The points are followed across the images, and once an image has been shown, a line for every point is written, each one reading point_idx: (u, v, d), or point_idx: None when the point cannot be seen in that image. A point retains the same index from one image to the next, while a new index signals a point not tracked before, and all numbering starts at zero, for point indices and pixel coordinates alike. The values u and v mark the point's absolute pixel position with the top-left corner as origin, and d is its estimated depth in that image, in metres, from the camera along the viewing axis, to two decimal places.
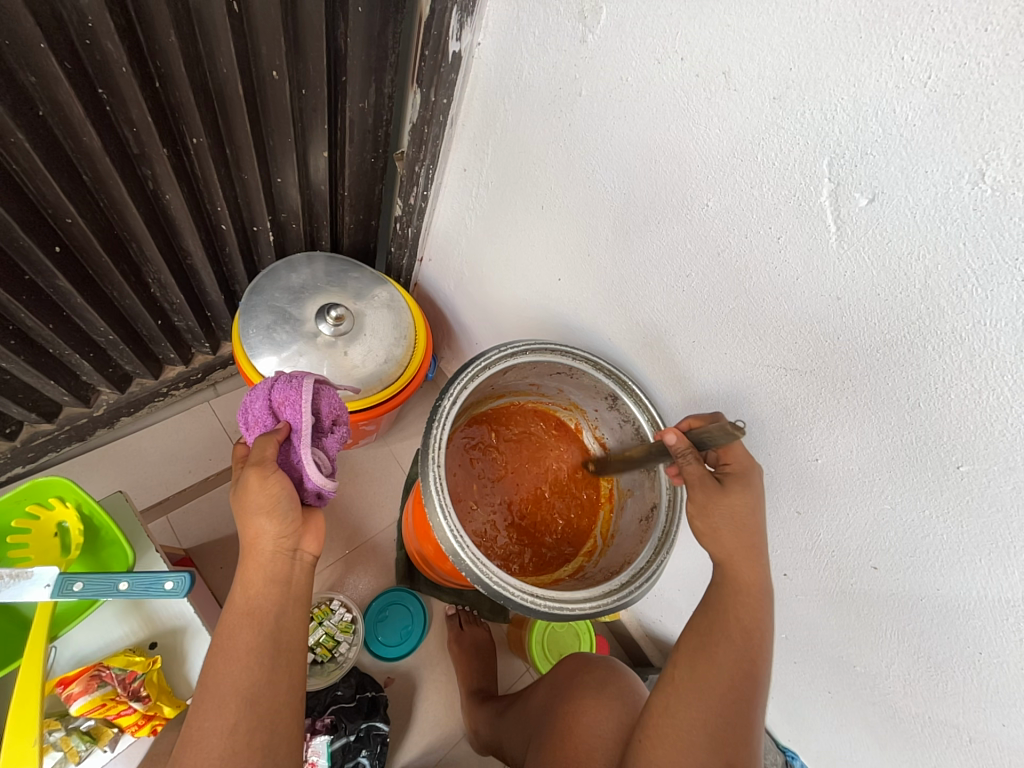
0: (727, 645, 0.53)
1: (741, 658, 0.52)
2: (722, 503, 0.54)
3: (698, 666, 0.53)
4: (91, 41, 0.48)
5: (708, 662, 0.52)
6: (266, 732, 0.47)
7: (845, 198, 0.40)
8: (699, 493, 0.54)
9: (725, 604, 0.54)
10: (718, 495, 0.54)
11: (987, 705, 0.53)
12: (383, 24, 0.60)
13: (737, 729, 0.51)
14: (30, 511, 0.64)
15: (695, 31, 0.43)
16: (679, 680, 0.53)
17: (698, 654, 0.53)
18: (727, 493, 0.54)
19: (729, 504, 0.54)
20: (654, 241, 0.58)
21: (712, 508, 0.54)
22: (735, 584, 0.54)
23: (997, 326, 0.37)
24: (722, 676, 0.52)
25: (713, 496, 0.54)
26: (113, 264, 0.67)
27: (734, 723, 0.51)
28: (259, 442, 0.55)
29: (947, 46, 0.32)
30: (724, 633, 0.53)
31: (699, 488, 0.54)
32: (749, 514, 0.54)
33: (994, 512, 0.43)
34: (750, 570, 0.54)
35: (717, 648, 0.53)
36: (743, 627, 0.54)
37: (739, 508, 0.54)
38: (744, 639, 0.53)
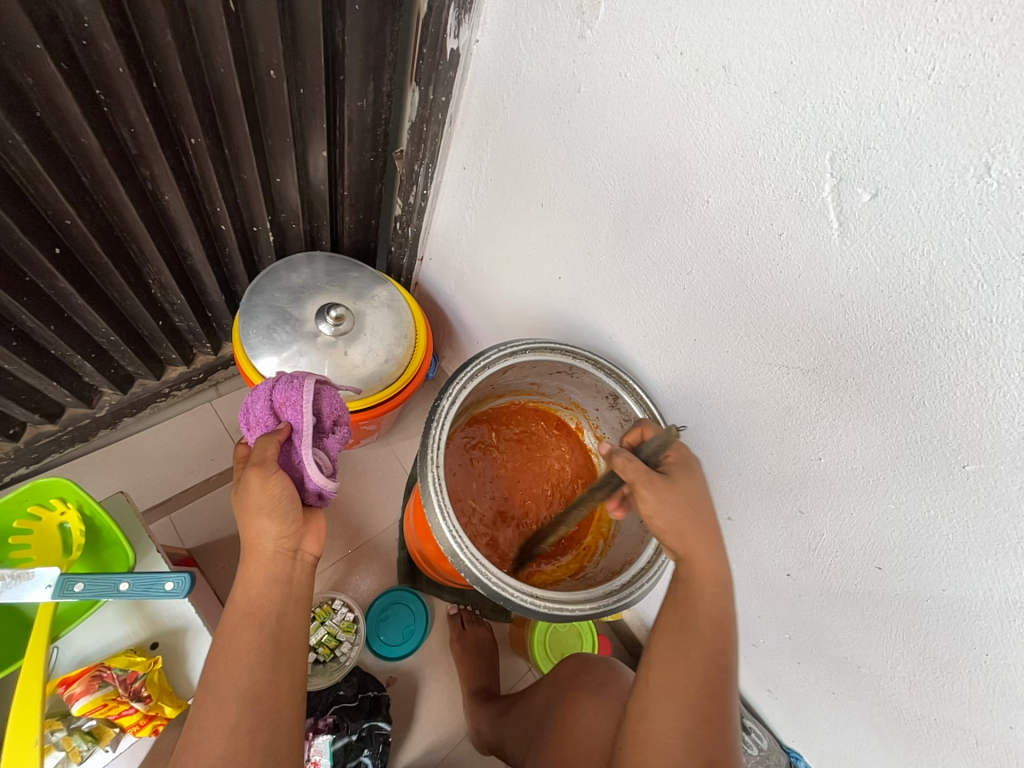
0: (698, 641, 0.52)
1: (713, 652, 0.51)
2: (673, 492, 0.54)
3: (671, 667, 0.51)
4: (88, 41, 0.48)
5: (680, 660, 0.51)
6: (267, 732, 0.47)
7: (848, 193, 0.40)
8: (649, 492, 0.53)
9: (690, 594, 0.53)
10: (668, 486, 0.54)
11: (993, 706, 0.52)
12: (381, 21, 0.59)
13: (714, 726, 0.50)
14: (32, 511, 0.65)
15: (695, 25, 0.42)
16: (654, 684, 0.51)
17: (670, 654, 0.52)
18: (675, 481, 0.54)
19: (679, 492, 0.54)
20: (655, 238, 0.57)
21: (666, 499, 0.53)
22: (700, 577, 0.53)
23: (1004, 323, 0.36)
24: (696, 673, 0.51)
25: (663, 488, 0.53)
26: (113, 265, 0.67)
27: (711, 720, 0.50)
28: (260, 442, 0.55)
29: (951, 37, 0.31)
30: (695, 628, 0.52)
31: (647, 486, 0.53)
32: (696, 497, 0.54)
33: (1000, 511, 0.43)
34: (710, 559, 0.53)
35: (690, 643, 0.52)
36: (712, 620, 0.52)
37: (689, 492, 0.54)
38: (713, 633, 0.52)
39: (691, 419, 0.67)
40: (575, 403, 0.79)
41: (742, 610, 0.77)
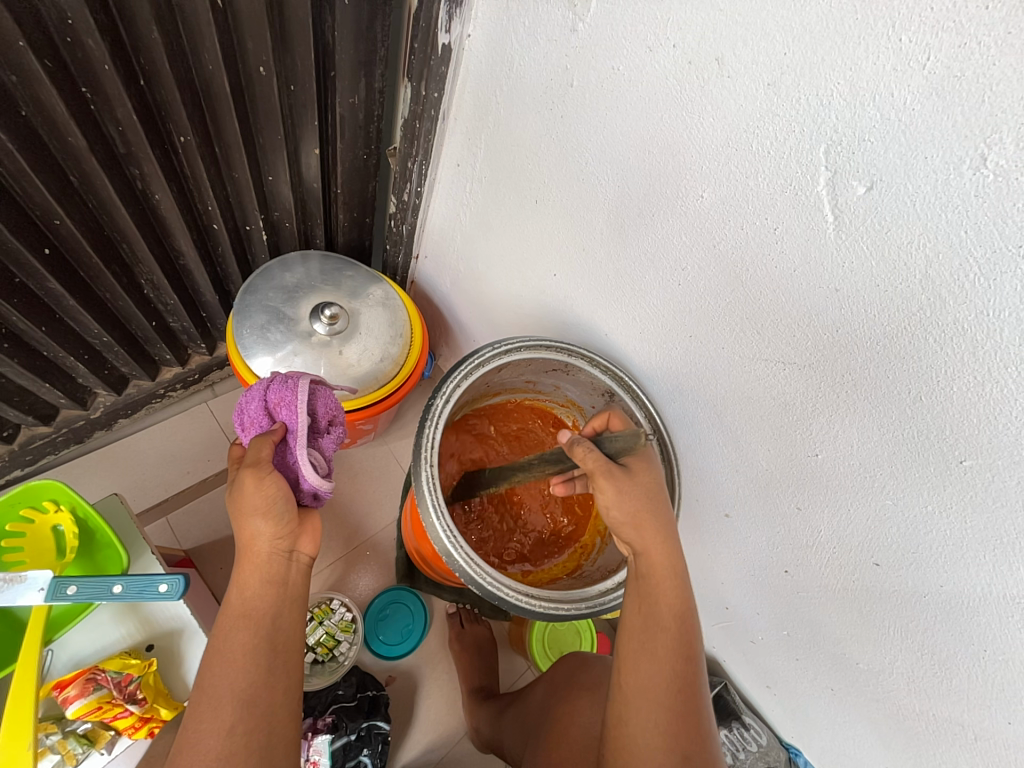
0: (663, 637, 0.51)
1: (680, 646, 0.51)
2: (631, 483, 0.54)
3: (640, 665, 0.51)
4: (72, 39, 0.47)
5: (649, 658, 0.51)
6: (263, 734, 0.46)
7: (843, 186, 0.39)
8: (609, 483, 0.53)
9: (649, 588, 0.53)
10: (628, 477, 0.54)
11: (992, 702, 0.52)
12: (371, 16, 0.59)
13: (689, 721, 0.49)
14: (24, 515, 0.65)
15: (688, 16, 0.41)
16: (626, 686, 0.51)
17: (639, 654, 0.51)
18: (633, 473, 0.55)
19: (639, 484, 0.54)
20: (648, 234, 0.57)
21: (626, 490, 0.53)
22: (655, 572, 0.54)
23: (1000, 316, 0.36)
24: (665, 669, 0.50)
25: (623, 480, 0.54)
26: (104, 266, 0.67)
27: (686, 715, 0.49)
28: (254, 443, 0.55)
29: (946, 26, 0.31)
30: (659, 623, 0.52)
31: (607, 477, 0.53)
32: (655, 488, 0.55)
33: (998, 507, 0.42)
34: (663, 552, 0.54)
35: (656, 640, 0.51)
36: (673, 612, 0.52)
37: (648, 483, 0.55)
38: (677, 626, 0.52)
39: (688, 415, 0.66)
40: (571, 400, 0.79)
41: (740, 607, 0.76)
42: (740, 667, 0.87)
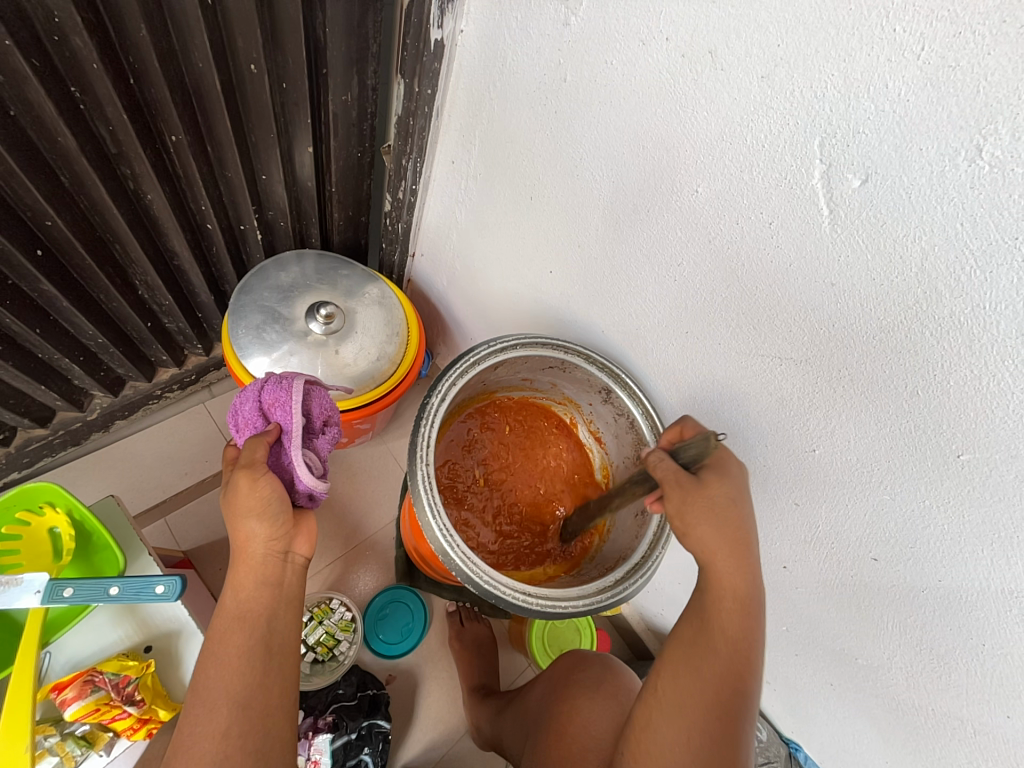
0: (712, 659, 0.50)
1: (729, 673, 0.49)
2: (700, 499, 0.52)
3: (682, 680, 0.50)
4: (59, 37, 0.47)
5: (692, 676, 0.50)
6: (258, 736, 0.46)
7: (838, 179, 0.39)
8: (675, 493, 0.52)
9: (710, 610, 0.52)
10: (699, 491, 0.52)
11: (992, 696, 0.52)
12: (363, 12, 0.58)
13: (722, 750, 0.48)
14: (20, 517, 0.65)
15: (679, 10, 0.41)
16: (661, 695, 0.51)
17: (682, 667, 0.51)
18: (705, 486, 0.52)
19: (710, 499, 0.52)
20: (644, 230, 0.56)
21: (692, 504, 0.51)
22: (720, 592, 0.51)
23: (997, 309, 0.35)
24: (706, 693, 0.49)
25: (693, 493, 0.52)
26: (97, 266, 0.66)
27: (720, 745, 0.48)
28: (248, 443, 0.54)
29: (940, 15, 0.30)
30: (709, 645, 0.50)
31: (675, 486, 0.53)
32: (728, 508, 0.52)
33: (995, 501, 0.42)
34: (732, 574, 0.51)
35: (703, 659, 0.50)
36: (730, 641, 0.50)
37: (719, 501, 0.52)
38: (731, 653, 0.50)
39: (687, 413, 0.66)
40: (569, 398, 0.78)
41: None
42: None
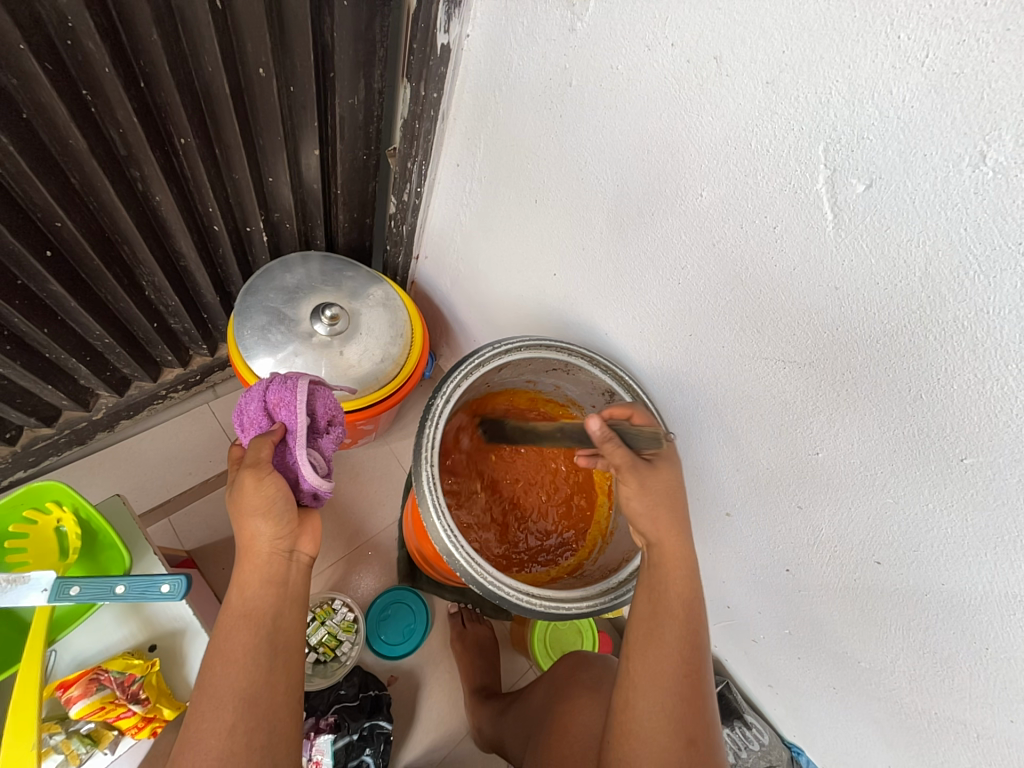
0: (670, 625, 0.53)
1: (686, 633, 0.53)
2: (655, 482, 0.55)
3: (649, 653, 0.52)
4: (72, 42, 0.47)
5: (658, 647, 0.52)
6: (264, 734, 0.46)
7: (842, 185, 0.39)
8: (632, 478, 0.54)
9: (660, 579, 0.55)
10: (651, 473, 0.55)
11: (995, 700, 0.52)
12: (370, 16, 0.59)
13: (693, 705, 0.51)
14: (27, 516, 0.65)
15: (686, 15, 0.42)
16: (635, 671, 0.53)
17: (648, 642, 0.53)
18: (657, 470, 0.55)
19: (661, 481, 0.55)
20: (648, 233, 0.57)
21: (649, 486, 0.54)
22: (669, 560, 0.55)
23: (1000, 314, 0.36)
24: (672, 655, 0.52)
25: (647, 475, 0.55)
26: (105, 267, 0.67)
27: (690, 700, 0.51)
28: (254, 443, 0.55)
29: (944, 23, 0.31)
30: (666, 611, 0.54)
31: (631, 471, 0.54)
32: (676, 489, 0.56)
33: (999, 505, 0.42)
34: (677, 544, 0.56)
35: (663, 626, 0.53)
36: (681, 599, 0.54)
37: (670, 483, 0.56)
38: (683, 613, 0.54)
39: (689, 413, 0.66)
40: (571, 399, 0.79)
41: (742, 607, 0.76)
42: (742, 666, 0.87)
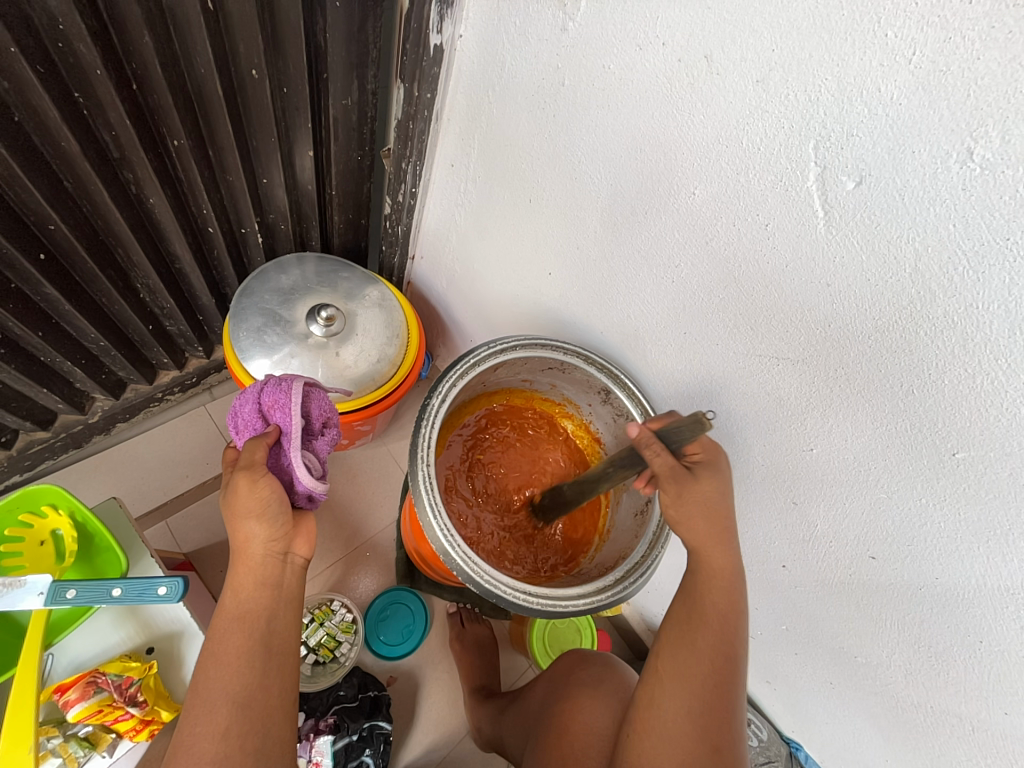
0: (706, 632, 0.53)
1: (721, 641, 0.53)
2: (695, 493, 0.53)
3: (680, 656, 0.53)
4: (63, 44, 0.47)
5: (689, 652, 0.52)
6: (257, 736, 0.47)
7: (833, 182, 0.39)
8: (671, 486, 0.53)
9: (698, 584, 0.55)
10: (691, 482, 0.53)
11: (990, 693, 0.52)
12: (362, 18, 0.59)
13: (718, 713, 0.51)
14: (23, 520, 0.65)
15: (676, 16, 0.42)
16: (661, 672, 0.53)
17: (679, 644, 0.53)
18: (698, 480, 0.54)
19: (702, 492, 0.53)
20: (642, 232, 0.57)
21: (686, 495, 0.53)
22: (712, 571, 0.54)
23: (989, 309, 0.36)
24: (703, 663, 0.52)
25: (687, 485, 0.53)
26: (99, 270, 0.67)
27: (716, 708, 0.51)
28: (249, 445, 0.54)
29: (931, 21, 0.31)
30: (702, 618, 0.53)
31: (670, 479, 0.53)
32: (717, 502, 0.54)
33: (992, 498, 0.43)
34: (720, 554, 0.54)
35: (697, 633, 0.53)
36: (719, 610, 0.54)
37: (711, 495, 0.54)
38: (720, 623, 0.53)
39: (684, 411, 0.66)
40: (568, 398, 0.79)
41: None
42: None
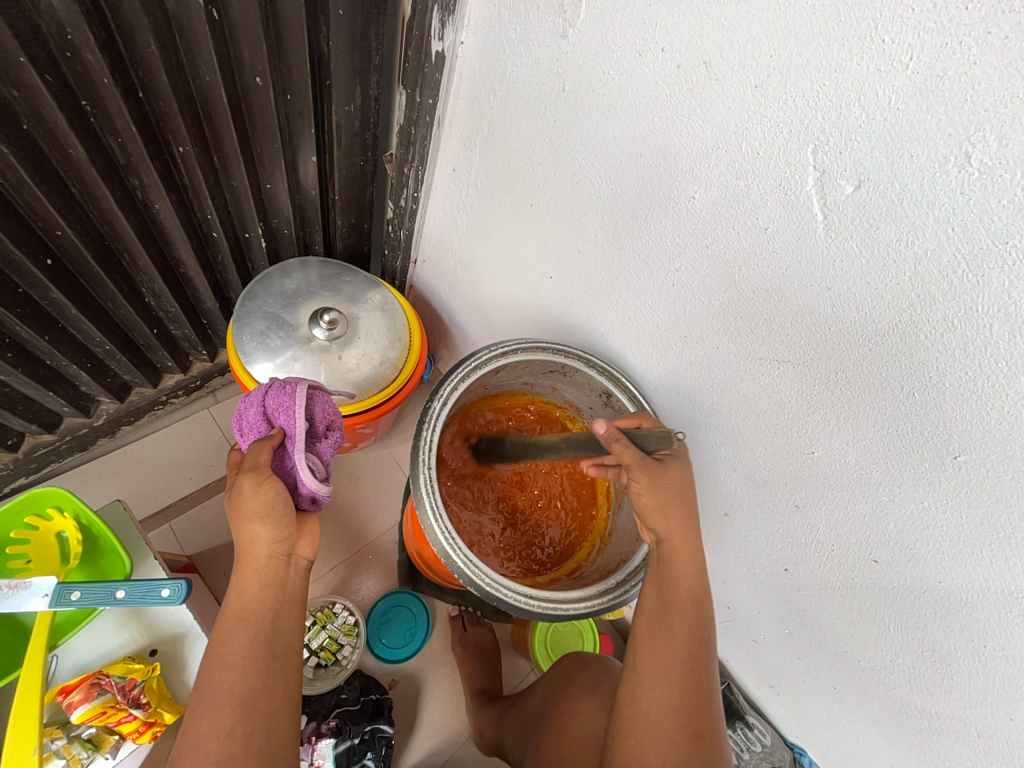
0: (679, 618, 0.53)
1: (694, 626, 0.53)
2: (666, 480, 0.54)
3: (658, 646, 0.53)
4: (71, 53, 0.48)
5: (666, 641, 0.53)
6: (262, 737, 0.47)
7: (832, 186, 0.40)
8: (643, 475, 0.53)
9: (670, 571, 0.55)
10: (662, 472, 0.54)
11: (995, 698, 0.52)
12: (365, 26, 0.59)
13: (697, 698, 0.51)
14: (29, 522, 0.66)
15: (675, 22, 0.42)
16: (642, 665, 0.53)
17: (656, 635, 0.53)
18: (667, 469, 0.54)
19: (673, 479, 0.54)
20: (642, 236, 0.57)
21: (659, 482, 0.54)
22: (678, 555, 0.55)
23: (990, 312, 0.36)
24: (679, 650, 0.52)
25: (658, 473, 0.54)
26: (105, 275, 0.68)
27: (695, 692, 0.52)
28: (253, 448, 0.55)
29: (927, 26, 0.31)
30: (675, 605, 0.54)
31: (642, 469, 0.53)
32: (685, 487, 0.55)
33: (994, 502, 0.43)
34: (685, 537, 0.55)
35: (672, 621, 0.53)
36: (690, 593, 0.55)
37: (681, 482, 0.55)
38: (693, 608, 0.54)
39: (686, 414, 0.66)
40: (569, 400, 0.79)
41: (741, 607, 0.77)
42: (742, 667, 0.87)
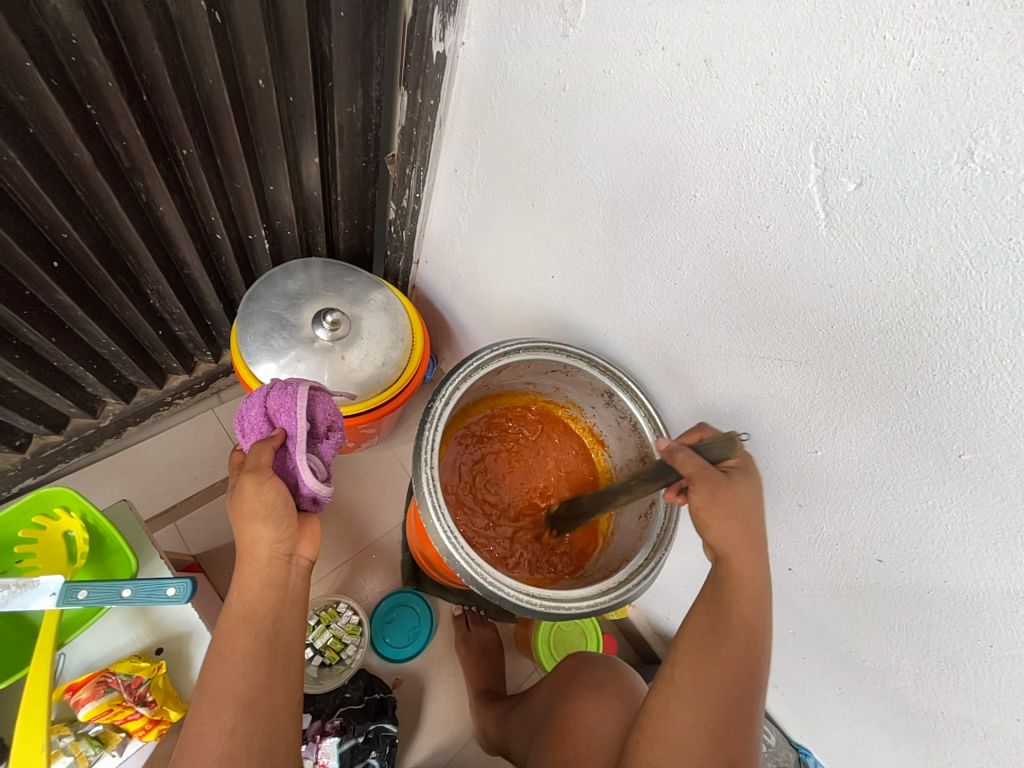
0: (730, 644, 0.52)
1: (743, 654, 0.52)
2: (728, 496, 0.53)
3: (700, 666, 0.52)
4: (76, 58, 0.49)
5: (710, 663, 0.52)
6: (264, 737, 0.47)
7: (833, 183, 0.40)
8: (704, 486, 0.53)
9: (726, 595, 0.54)
10: (726, 483, 0.53)
11: (1001, 698, 0.52)
12: (366, 27, 0.60)
13: (736, 728, 0.50)
14: (36, 522, 0.67)
15: (675, 20, 0.42)
16: (680, 679, 0.52)
17: (700, 654, 0.52)
18: (732, 485, 0.53)
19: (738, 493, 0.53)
20: (643, 235, 0.57)
21: (720, 496, 0.52)
22: (737, 580, 0.54)
23: (994, 309, 0.36)
24: (724, 675, 0.51)
25: (722, 485, 0.53)
26: (110, 277, 0.68)
27: (734, 722, 0.50)
28: (255, 449, 0.55)
29: (930, 22, 0.31)
30: (726, 630, 0.53)
31: (703, 480, 0.53)
32: (750, 506, 0.53)
33: (999, 501, 0.42)
34: (750, 565, 0.54)
35: (721, 645, 0.52)
36: (744, 622, 0.53)
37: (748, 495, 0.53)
38: (745, 636, 0.53)
39: (689, 413, 0.66)
40: (571, 399, 0.79)
41: None
42: None
